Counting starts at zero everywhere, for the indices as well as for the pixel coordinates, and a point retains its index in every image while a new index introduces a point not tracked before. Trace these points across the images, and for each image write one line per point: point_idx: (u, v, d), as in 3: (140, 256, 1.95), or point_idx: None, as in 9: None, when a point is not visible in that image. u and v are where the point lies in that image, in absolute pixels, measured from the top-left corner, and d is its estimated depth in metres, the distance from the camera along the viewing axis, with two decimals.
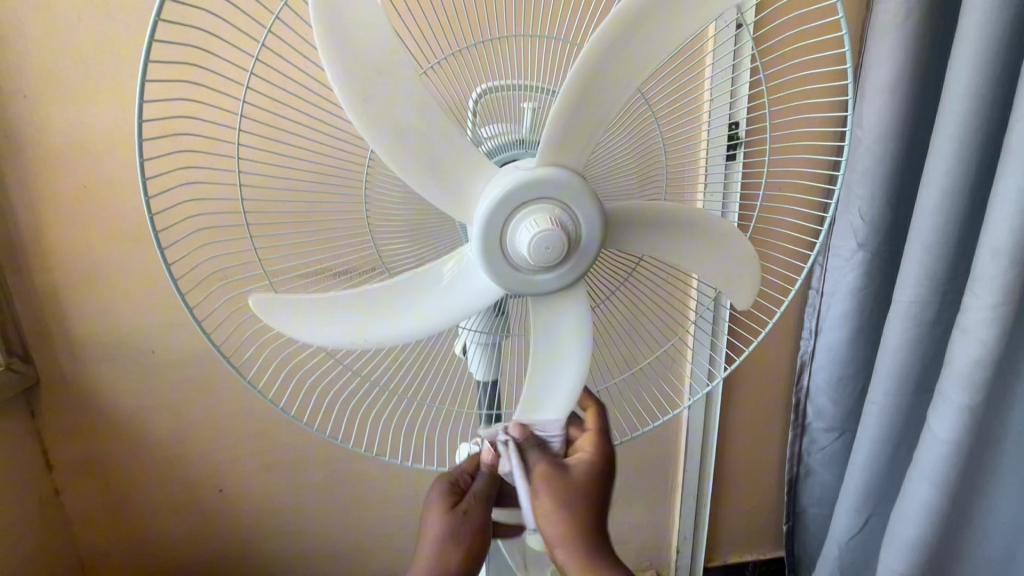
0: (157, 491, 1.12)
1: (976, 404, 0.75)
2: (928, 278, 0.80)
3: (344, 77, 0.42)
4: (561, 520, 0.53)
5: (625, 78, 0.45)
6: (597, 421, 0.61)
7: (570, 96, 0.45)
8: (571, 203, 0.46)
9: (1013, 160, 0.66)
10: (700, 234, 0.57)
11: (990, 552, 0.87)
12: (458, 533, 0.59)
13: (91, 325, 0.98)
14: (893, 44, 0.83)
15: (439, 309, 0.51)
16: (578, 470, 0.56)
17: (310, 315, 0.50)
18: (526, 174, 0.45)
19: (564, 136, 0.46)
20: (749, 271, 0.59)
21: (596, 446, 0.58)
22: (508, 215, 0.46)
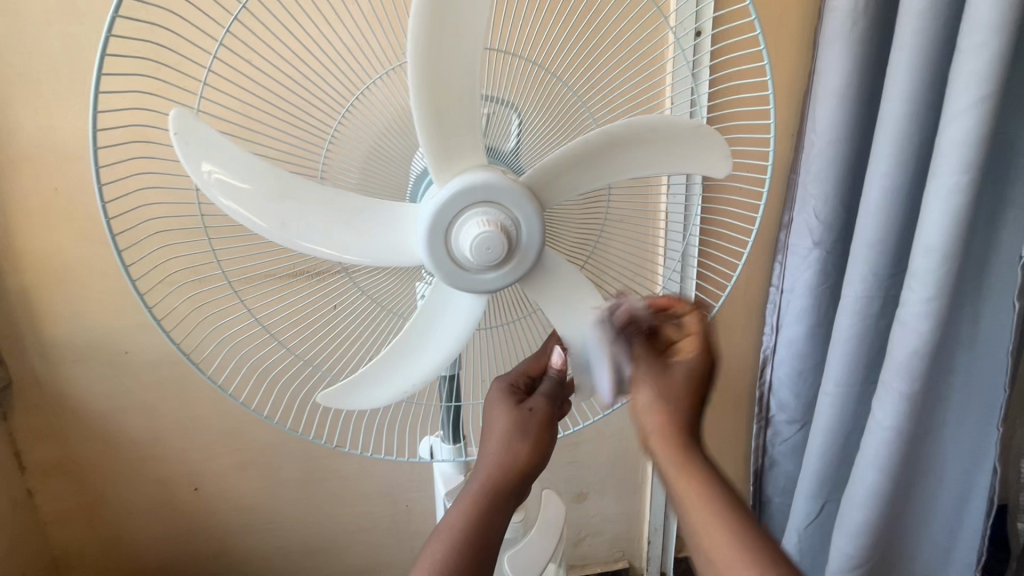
0: (131, 490, 1.13)
1: (915, 392, 0.79)
2: (873, 273, 0.84)
3: (253, 215, 0.48)
4: (660, 413, 0.50)
5: (465, 34, 0.46)
6: (700, 321, 0.54)
7: (426, 97, 0.47)
8: (503, 202, 0.49)
9: (943, 161, 0.70)
10: (641, 147, 0.56)
11: (937, 534, 0.91)
12: (524, 427, 0.58)
13: (63, 325, 0.98)
14: (842, 50, 0.86)
15: (446, 346, 0.56)
16: (679, 369, 0.52)
17: (362, 389, 0.56)
18: (451, 186, 0.48)
19: (445, 122, 0.48)
20: (708, 143, 0.57)
21: (699, 343, 0.53)
22: (448, 223, 0.49)
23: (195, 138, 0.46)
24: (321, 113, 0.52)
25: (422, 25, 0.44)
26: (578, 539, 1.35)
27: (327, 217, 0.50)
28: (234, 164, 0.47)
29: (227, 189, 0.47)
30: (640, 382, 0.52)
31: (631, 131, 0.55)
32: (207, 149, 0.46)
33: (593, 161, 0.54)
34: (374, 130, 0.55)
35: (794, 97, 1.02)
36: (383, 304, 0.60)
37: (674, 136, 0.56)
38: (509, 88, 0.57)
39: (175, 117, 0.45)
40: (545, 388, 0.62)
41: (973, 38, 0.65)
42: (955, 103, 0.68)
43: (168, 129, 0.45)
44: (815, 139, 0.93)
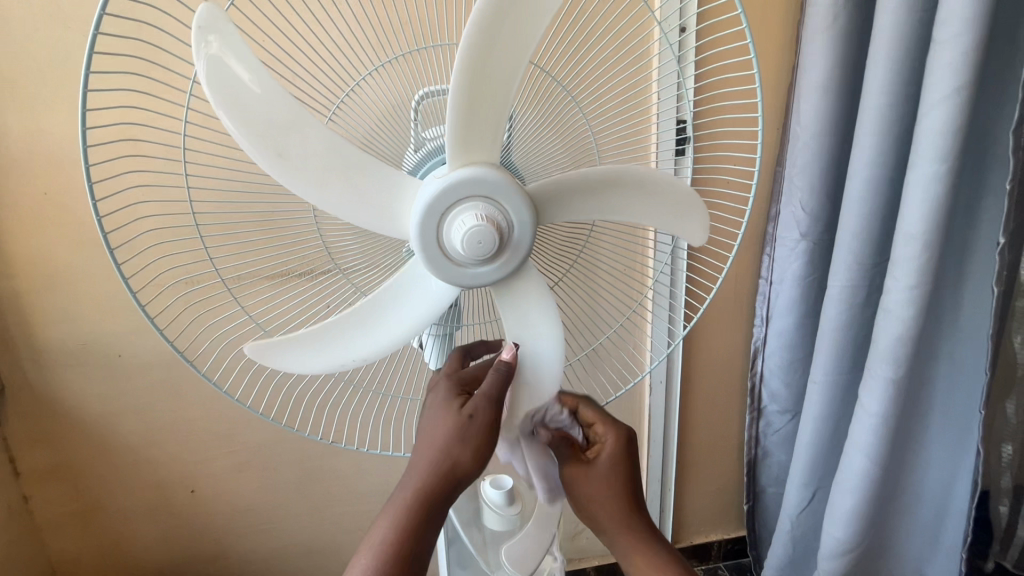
0: (128, 493, 1.13)
1: (900, 378, 0.81)
2: (858, 263, 0.86)
3: (251, 143, 0.46)
4: (604, 504, 0.65)
5: (516, 41, 0.46)
6: (599, 414, 0.67)
7: (463, 92, 0.47)
8: (496, 196, 0.50)
9: (923, 150, 0.72)
10: (636, 191, 0.58)
11: (925, 518, 0.93)
12: (462, 435, 0.56)
13: (56, 329, 0.98)
14: (824, 43, 0.88)
15: (410, 322, 0.55)
16: (601, 462, 0.66)
17: (304, 350, 0.54)
18: (448, 178, 0.49)
19: (471, 124, 0.49)
20: (693, 216, 0.60)
21: (614, 433, 0.66)
22: (442, 214, 0.49)
23: (221, 38, 0.44)
24: (313, 101, 0.52)
25: (483, 24, 0.45)
26: (575, 533, 1.36)
27: (326, 161, 0.48)
28: (251, 78, 0.45)
29: (234, 101, 0.45)
30: (579, 481, 0.66)
31: (631, 176, 0.56)
32: (229, 52, 0.44)
33: (596, 186, 0.56)
34: (377, 111, 0.56)
35: (779, 91, 1.03)
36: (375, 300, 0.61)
37: (672, 200, 0.59)
38: None
39: (203, 8, 0.43)
40: (486, 388, 0.57)
41: (948, 30, 0.67)
42: (932, 94, 0.70)
43: (193, 18, 0.43)
44: (800, 132, 0.94)
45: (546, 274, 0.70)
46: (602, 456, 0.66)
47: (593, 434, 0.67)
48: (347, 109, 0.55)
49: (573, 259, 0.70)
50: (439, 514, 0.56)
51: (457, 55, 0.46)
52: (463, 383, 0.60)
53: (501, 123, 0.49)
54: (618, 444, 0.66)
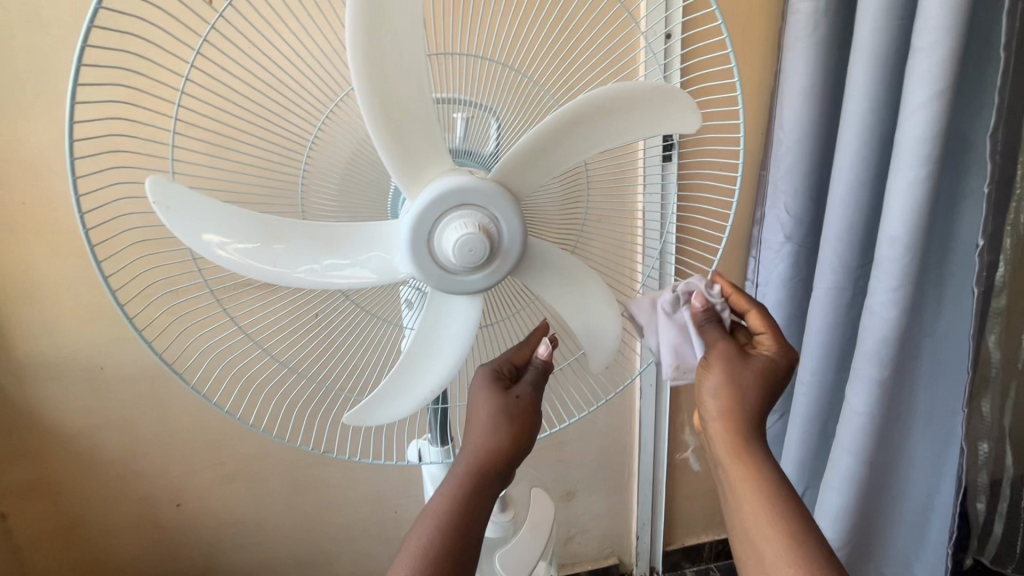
0: (110, 508, 1.10)
1: (885, 378, 0.82)
2: (843, 265, 0.87)
3: (246, 263, 0.50)
4: (722, 398, 0.58)
5: (404, 36, 0.46)
6: (768, 322, 0.62)
7: (375, 96, 0.47)
8: (479, 202, 0.49)
9: (903, 155, 0.73)
10: (606, 122, 0.55)
11: (911, 515, 0.95)
12: (509, 415, 0.59)
13: (34, 342, 0.96)
14: (806, 50, 0.90)
15: (452, 352, 0.57)
16: (756, 362, 0.60)
17: (379, 405, 0.57)
18: (427, 196, 0.49)
19: (404, 128, 0.49)
20: (672, 107, 0.56)
21: (777, 342, 0.61)
22: (429, 229, 0.49)
23: (172, 200, 0.46)
24: (291, 125, 0.52)
25: (359, 34, 0.45)
26: (567, 538, 1.36)
27: (313, 248, 0.51)
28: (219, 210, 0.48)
29: (210, 243, 0.48)
30: (719, 362, 0.59)
31: (591, 105, 0.53)
32: (185, 207, 0.47)
33: (560, 142, 0.54)
34: (349, 137, 0.54)
35: (762, 96, 1.05)
36: (370, 311, 0.61)
37: (636, 104, 0.55)
38: (489, 93, 0.57)
39: (150, 184, 0.46)
40: (530, 376, 0.62)
41: (925, 38, 0.69)
42: (912, 100, 0.72)
43: (144, 196, 0.46)
44: (783, 137, 0.96)
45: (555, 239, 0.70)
46: (757, 359, 0.60)
47: (755, 340, 0.63)
48: (335, 119, 0.54)
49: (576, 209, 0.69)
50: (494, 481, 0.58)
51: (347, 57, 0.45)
52: (502, 368, 0.63)
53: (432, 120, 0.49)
54: (778, 360, 0.60)
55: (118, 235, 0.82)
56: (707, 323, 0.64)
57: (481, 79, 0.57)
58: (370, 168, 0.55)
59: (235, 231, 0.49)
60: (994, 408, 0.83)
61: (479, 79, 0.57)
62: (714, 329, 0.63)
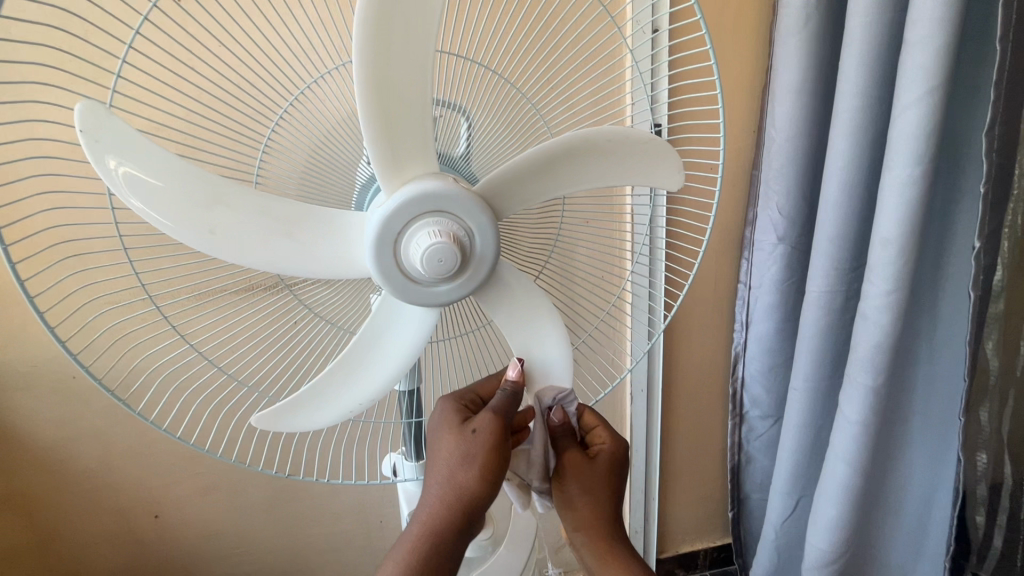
0: (88, 521, 1.07)
1: (880, 385, 0.79)
2: (835, 267, 0.84)
3: (172, 223, 0.45)
4: (587, 509, 0.63)
5: (413, 32, 0.43)
6: (598, 416, 0.68)
7: (370, 98, 0.44)
8: (450, 211, 0.46)
9: (897, 153, 0.70)
10: (600, 161, 0.53)
11: (908, 523, 0.92)
12: (467, 452, 0.56)
13: (1, 353, 0.92)
14: (797, 45, 0.87)
15: (396, 359, 0.54)
16: (601, 461, 0.65)
17: (308, 407, 0.53)
18: (396, 202, 0.45)
19: (395, 135, 0.46)
20: (666, 161, 0.54)
21: (613, 436, 0.66)
22: (395, 237, 0.46)
23: (107, 134, 0.41)
24: (246, 110, 0.48)
25: (370, 18, 0.41)
26: (559, 546, 1.33)
27: (257, 221, 0.47)
28: (156, 162, 0.43)
29: (141, 190, 0.43)
30: (573, 475, 0.64)
31: (589, 142, 0.51)
32: (119, 147, 0.42)
33: (552, 169, 0.51)
34: (312, 135, 0.52)
35: (753, 93, 1.02)
36: (333, 322, 0.58)
37: (633, 155, 0.53)
38: (462, 92, 0.55)
39: (80, 111, 0.40)
40: (493, 403, 0.58)
41: (919, 31, 0.66)
42: (905, 96, 0.69)
43: (73, 125, 0.41)
44: (775, 135, 0.93)
45: (522, 264, 0.67)
46: (603, 455, 0.65)
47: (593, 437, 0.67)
48: (297, 113, 0.51)
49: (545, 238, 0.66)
50: (450, 542, 0.56)
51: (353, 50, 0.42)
52: (465, 402, 0.61)
53: (424, 124, 0.46)
54: (616, 447, 0.66)
55: (65, 242, 0.78)
56: (565, 435, 0.64)
57: (458, 78, 0.54)
58: (329, 169, 0.53)
59: (173, 188, 0.44)
60: (992, 417, 0.78)
61: (456, 79, 0.54)
62: (569, 440, 0.65)
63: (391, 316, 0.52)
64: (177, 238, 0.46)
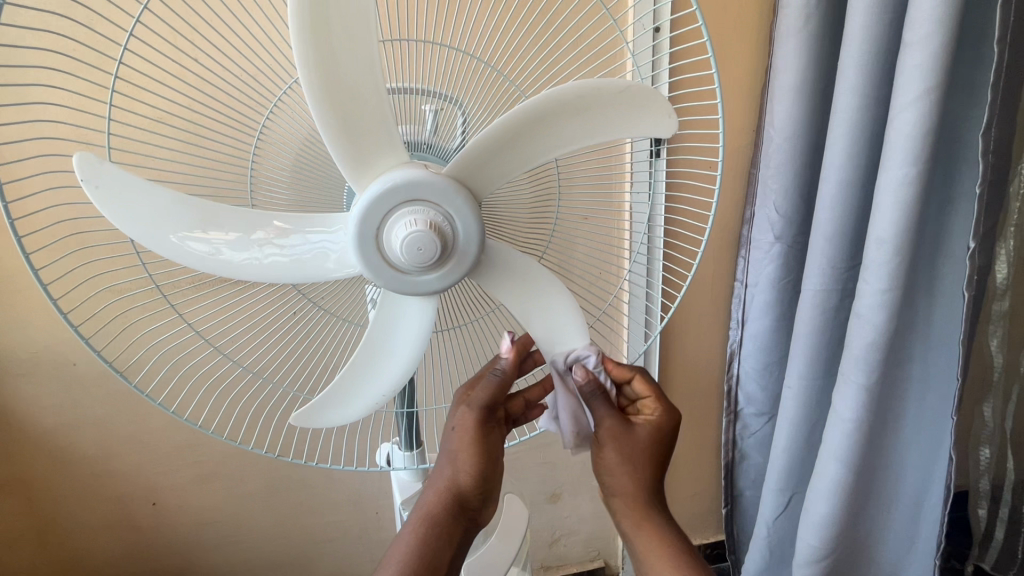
0: (85, 506, 1.08)
1: (873, 384, 0.80)
2: (831, 266, 0.85)
3: (182, 248, 0.47)
4: (623, 474, 0.64)
5: (354, 29, 0.43)
6: (651, 386, 0.66)
7: (322, 95, 0.44)
8: (424, 198, 0.46)
9: (894, 153, 0.71)
10: (568, 122, 0.51)
11: (899, 521, 0.93)
12: (454, 445, 0.62)
13: (3, 339, 0.93)
14: (797, 44, 0.87)
15: (406, 350, 0.54)
16: (642, 431, 0.64)
17: (332, 404, 0.55)
18: (368, 197, 0.46)
19: (359, 127, 0.46)
20: (643, 102, 0.52)
21: (662, 409, 0.65)
22: (376, 231, 0.46)
23: (105, 177, 0.44)
24: (227, 106, 0.49)
25: (302, 20, 0.42)
26: (553, 541, 1.33)
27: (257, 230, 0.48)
28: (155, 195, 0.46)
29: (150, 221, 0.46)
30: (615, 441, 0.63)
31: (550, 108, 0.50)
32: (118, 189, 0.45)
33: (519, 144, 0.51)
34: (303, 130, 0.53)
35: (753, 92, 1.02)
36: (333, 312, 0.59)
37: (601, 108, 0.51)
38: (455, 86, 0.55)
39: (78, 161, 0.43)
40: (477, 394, 0.62)
41: (917, 31, 0.66)
42: (901, 97, 0.69)
43: (75, 175, 0.43)
44: (773, 134, 0.93)
45: (525, 245, 0.67)
46: (658, 430, 0.65)
47: (640, 405, 0.67)
48: (284, 109, 0.52)
49: (545, 213, 0.66)
50: (451, 535, 0.62)
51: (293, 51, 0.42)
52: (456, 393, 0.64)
53: (385, 112, 0.46)
54: (663, 420, 0.65)
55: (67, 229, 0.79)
56: (594, 394, 0.60)
57: (451, 71, 0.54)
58: (322, 163, 0.54)
59: (169, 215, 0.46)
60: (996, 414, 0.83)
61: (450, 73, 0.54)
62: (602, 399, 0.61)
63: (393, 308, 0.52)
64: (188, 265, 0.48)
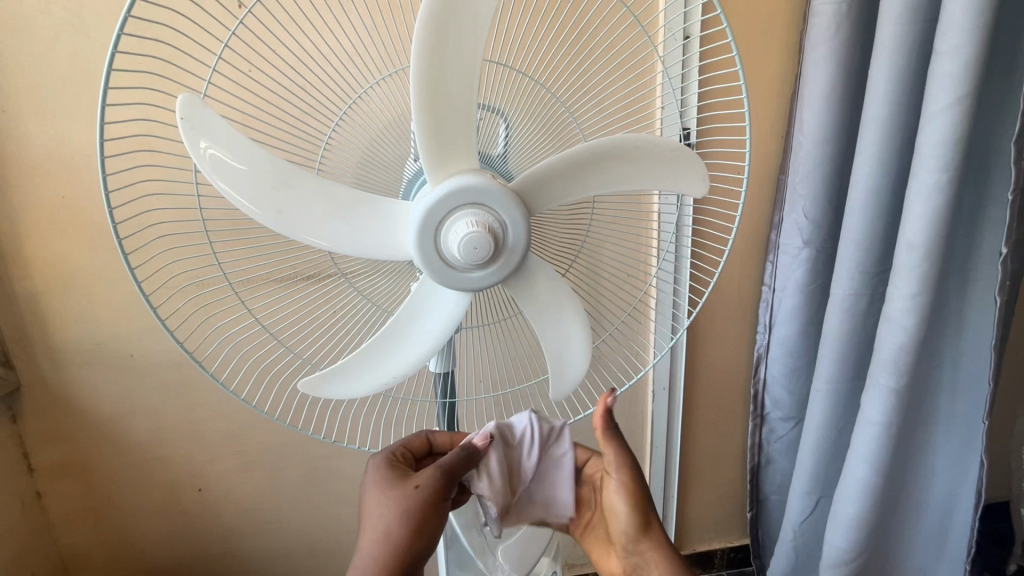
0: (138, 490, 1.15)
1: (902, 387, 0.81)
2: (860, 271, 0.86)
3: (251, 205, 0.47)
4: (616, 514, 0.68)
5: (466, 39, 0.45)
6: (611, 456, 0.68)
7: (425, 104, 0.46)
8: (488, 203, 0.49)
9: (924, 160, 0.72)
10: (629, 164, 0.54)
11: (928, 526, 0.93)
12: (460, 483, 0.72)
13: (70, 329, 1.01)
14: (828, 52, 0.89)
15: (432, 333, 0.56)
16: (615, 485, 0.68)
17: (351, 376, 0.56)
18: (437, 194, 0.48)
19: (446, 138, 0.48)
20: (688, 162, 0.56)
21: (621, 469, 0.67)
22: (437, 228, 0.49)
23: (201, 123, 0.45)
24: (307, 98, 0.52)
25: (428, 31, 0.44)
26: (577, 539, 1.35)
27: (321, 204, 0.49)
28: (240, 152, 0.46)
29: (226, 172, 0.46)
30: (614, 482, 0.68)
31: (617, 147, 0.53)
32: (210, 131, 0.45)
33: (581, 171, 0.53)
34: (367, 137, 0.55)
35: (782, 99, 1.04)
36: (379, 305, 0.61)
37: (656, 156, 0.54)
38: (505, 99, 0.58)
39: (180, 101, 0.44)
40: (445, 459, 0.61)
41: (948, 41, 0.68)
42: (933, 105, 0.70)
43: (173, 112, 0.44)
44: (802, 140, 0.95)
45: (555, 264, 0.69)
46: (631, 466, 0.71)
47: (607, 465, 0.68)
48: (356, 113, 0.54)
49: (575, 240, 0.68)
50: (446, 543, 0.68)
51: (410, 61, 0.45)
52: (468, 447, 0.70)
53: (472, 121, 0.48)
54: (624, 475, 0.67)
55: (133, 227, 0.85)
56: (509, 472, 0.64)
57: (503, 87, 0.57)
58: (381, 166, 0.57)
59: (248, 175, 0.47)
60: None
61: (502, 89, 0.58)
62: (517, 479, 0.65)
63: (427, 294, 0.54)
64: (245, 214, 0.48)
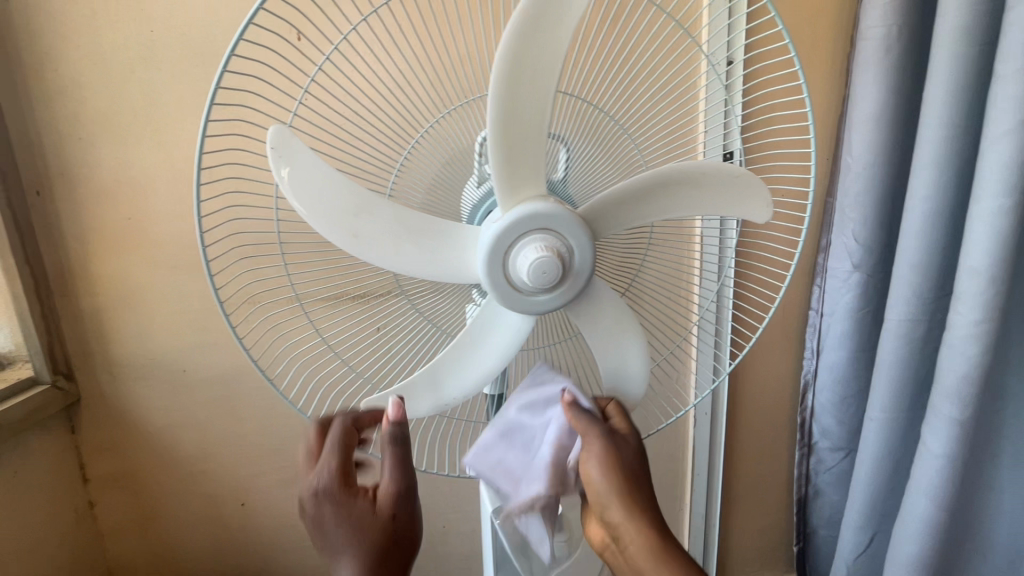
0: (184, 502, 1.17)
1: (967, 418, 0.77)
2: (917, 296, 0.83)
3: (331, 229, 0.49)
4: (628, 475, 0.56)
5: (542, 70, 0.47)
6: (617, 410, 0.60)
7: (499, 132, 0.48)
8: (556, 228, 0.50)
9: (987, 183, 0.71)
10: (690, 190, 0.55)
11: (996, 565, 0.88)
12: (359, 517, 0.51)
13: (130, 344, 1.05)
14: (876, 76, 0.88)
15: (493, 354, 0.57)
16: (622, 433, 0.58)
17: (411, 397, 0.57)
18: (507, 220, 0.49)
19: (518, 164, 0.50)
20: (750, 187, 0.56)
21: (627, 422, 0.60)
22: (505, 252, 0.50)
23: (289, 152, 0.47)
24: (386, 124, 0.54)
25: (506, 64, 0.46)
26: None
27: (395, 229, 0.51)
28: (322, 179, 0.48)
29: (309, 198, 0.48)
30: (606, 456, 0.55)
31: (679, 175, 0.54)
32: (297, 158, 0.48)
33: (644, 199, 0.54)
34: (439, 162, 0.57)
35: (827, 122, 1.03)
36: (440, 327, 0.62)
37: (719, 181, 0.55)
38: (569, 125, 0.59)
39: (272, 131, 0.46)
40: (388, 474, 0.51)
41: (1010, 64, 0.67)
42: (995, 129, 0.69)
43: (264, 142, 0.47)
44: (852, 163, 0.94)
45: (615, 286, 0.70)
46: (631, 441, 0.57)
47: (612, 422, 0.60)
48: (431, 139, 0.57)
49: (635, 263, 0.69)
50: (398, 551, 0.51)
51: (489, 92, 0.47)
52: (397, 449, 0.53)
53: (542, 148, 0.50)
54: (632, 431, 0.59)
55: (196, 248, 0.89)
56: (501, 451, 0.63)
57: (568, 115, 0.59)
58: (450, 189, 0.59)
59: (330, 199, 0.49)
60: None
61: (568, 116, 0.59)
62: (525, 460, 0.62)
63: (489, 317, 0.55)
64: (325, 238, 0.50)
